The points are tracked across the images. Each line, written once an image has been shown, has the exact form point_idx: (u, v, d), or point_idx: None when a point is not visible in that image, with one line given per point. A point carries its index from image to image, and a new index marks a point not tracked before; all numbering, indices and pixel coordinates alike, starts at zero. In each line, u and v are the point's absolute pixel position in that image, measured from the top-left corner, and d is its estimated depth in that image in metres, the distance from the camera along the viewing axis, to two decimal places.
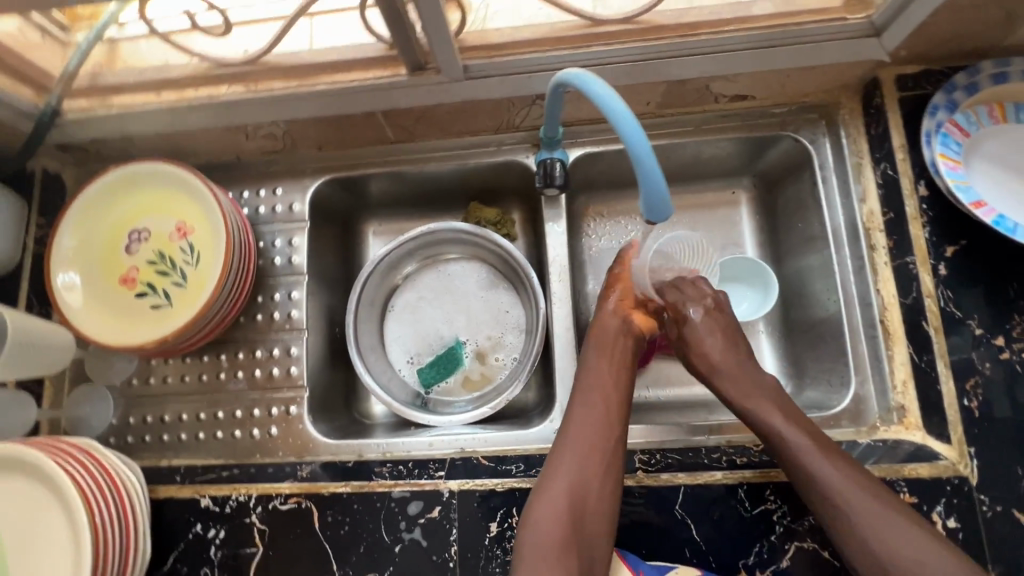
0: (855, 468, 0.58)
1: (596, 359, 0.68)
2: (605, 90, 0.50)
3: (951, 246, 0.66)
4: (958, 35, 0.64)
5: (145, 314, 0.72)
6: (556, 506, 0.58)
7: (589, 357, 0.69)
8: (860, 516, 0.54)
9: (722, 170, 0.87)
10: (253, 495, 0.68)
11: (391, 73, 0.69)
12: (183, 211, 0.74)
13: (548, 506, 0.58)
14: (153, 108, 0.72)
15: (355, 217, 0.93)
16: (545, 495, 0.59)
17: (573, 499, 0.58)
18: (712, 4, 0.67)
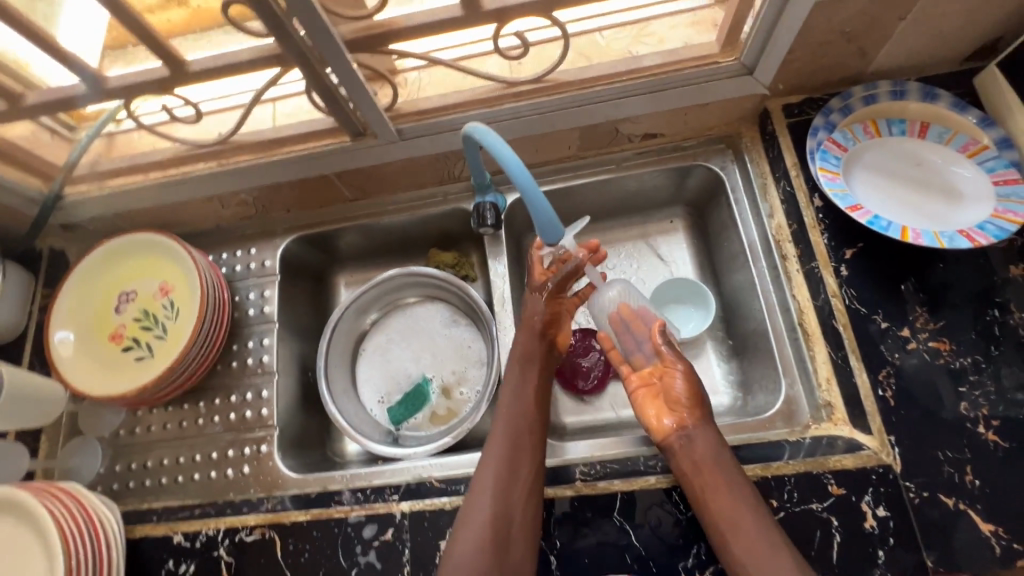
0: (749, 484, 0.62)
1: (513, 393, 0.73)
2: (495, 137, 0.60)
3: (849, 249, 0.71)
4: (821, 67, 0.73)
5: (129, 365, 0.80)
6: (479, 540, 0.62)
7: (510, 380, 0.75)
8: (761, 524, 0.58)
9: (655, 202, 0.95)
10: (221, 529, 0.72)
11: (338, 141, 0.80)
12: (165, 273, 0.84)
13: (471, 543, 0.62)
14: (140, 186, 0.83)
15: (327, 270, 1.02)
16: (466, 532, 0.63)
17: (495, 533, 0.62)
18: (610, 59, 0.76)
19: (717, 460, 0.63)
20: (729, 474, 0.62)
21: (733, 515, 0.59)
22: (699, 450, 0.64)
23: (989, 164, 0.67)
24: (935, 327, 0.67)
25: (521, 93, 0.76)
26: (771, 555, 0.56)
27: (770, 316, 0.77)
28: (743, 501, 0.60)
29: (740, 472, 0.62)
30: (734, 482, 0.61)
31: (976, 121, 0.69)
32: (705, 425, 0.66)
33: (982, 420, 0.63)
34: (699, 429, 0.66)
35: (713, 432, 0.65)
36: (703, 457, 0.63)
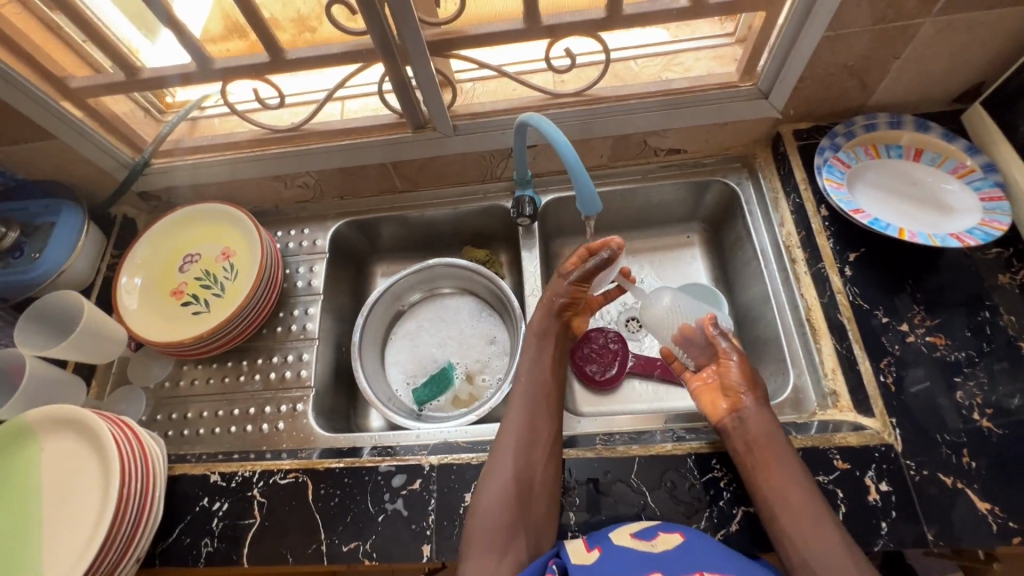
0: (796, 459, 0.64)
1: (531, 367, 0.78)
2: (551, 125, 0.70)
3: (853, 253, 0.80)
4: (827, 97, 0.84)
5: (187, 317, 0.87)
6: (502, 494, 0.65)
7: (528, 356, 0.79)
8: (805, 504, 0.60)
9: (673, 217, 1.04)
10: (256, 472, 0.76)
11: (400, 133, 0.90)
12: (228, 240, 0.93)
13: (495, 497, 0.64)
14: (217, 162, 0.94)
15: (367, 258, 1.10)
16: (490, 487, 0.66)
17: (517, 488, 0.65)
18: (642, 80, 0.88)
19: (763, 435, 0.66)
20: (777, 445, 0.65)
21: (779, 487, 0.62)
22: (755, 429, 0.67)
23: (976, 184, 0.76)
24: (931, 324, 0.74)
25: (564, 102, 0.87)
26: (815, 528, 0.58)
27: (781, 314, 0.84)
28: (790, 474, 0.62)
29: (785, 444, 0.65)
30: (783, 457, 0.64)
31: (963, 149, 0.79)
32: (757, 406, 0.69)
33: (977, 408, 0.68)
34: (751, 408, 0.69)
35: (768, 414, 0.69)
36: (758, 437, 0.66)
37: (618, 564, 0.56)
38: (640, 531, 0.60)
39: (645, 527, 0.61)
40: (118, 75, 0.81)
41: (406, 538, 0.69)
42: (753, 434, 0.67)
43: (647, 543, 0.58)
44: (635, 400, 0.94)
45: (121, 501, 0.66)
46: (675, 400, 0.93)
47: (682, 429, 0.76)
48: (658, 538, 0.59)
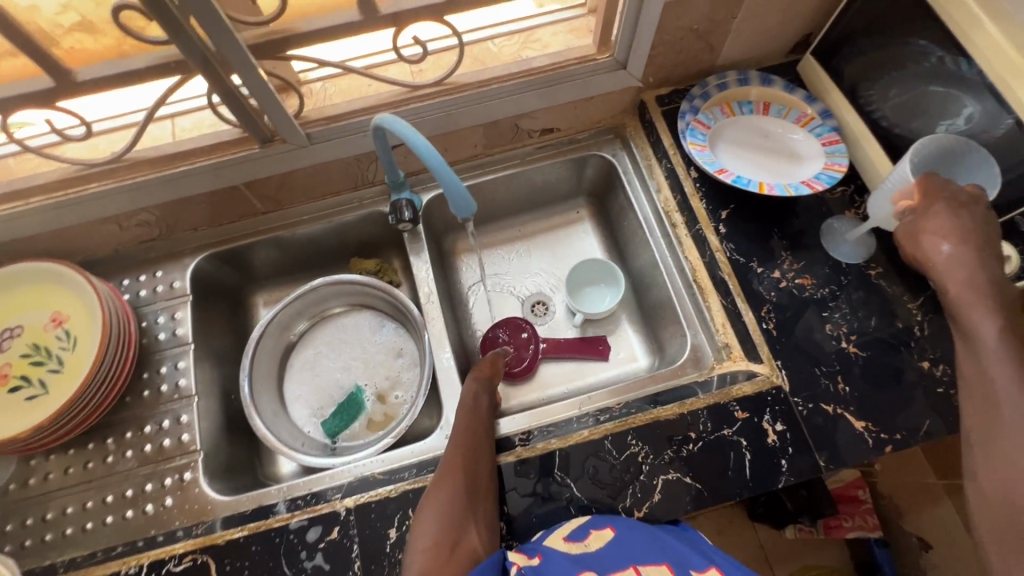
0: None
1: (472, 383, 0.77)
2: (404, 125, 0.65)
3: (724, 211, 0.84)
4: (680, 61, 0.86)
5: (19, 406, 0.73)
6: (449, 501, 0.61)
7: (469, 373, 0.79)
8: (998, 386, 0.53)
9: (560, 195, 1.04)
10: (144, 565, 0.68)
11: (246, 150, 0.80)
12: (56, 302, 0.78)
13: (444, 499, 0.62)
14: (18, 212, 0.77)
15: (243, 290, 0.99)
16: (440, 491, 0.62)
17: (467, 488, 0.63)
18: (503, 62, 0.84)
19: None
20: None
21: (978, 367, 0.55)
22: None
23: (817, 131, 0.83)
24: (798, 266, 0.80)
25: (424, 94, 0.82)
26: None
27: (671, 279, 0.86)
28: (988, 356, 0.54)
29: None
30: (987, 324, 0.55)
31: (802, 99, 0.85)
32: (964, 264, 0.58)
33: (844, 336, 0.75)
34: (950, 264, 0.59)
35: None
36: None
37: (555, 565, 0.54)
38: (571, 534, 0.59)
39: (577, 528, 0.60)
40: None
41: None
42: (963, 298, 0.57)
43: (579, 544, 0.57)
44: (552, 383, 0.94)
45: None
46: (589, 377, 0.94)
47: (597, 411, 0.76)
48: (590, 538, 0.58)
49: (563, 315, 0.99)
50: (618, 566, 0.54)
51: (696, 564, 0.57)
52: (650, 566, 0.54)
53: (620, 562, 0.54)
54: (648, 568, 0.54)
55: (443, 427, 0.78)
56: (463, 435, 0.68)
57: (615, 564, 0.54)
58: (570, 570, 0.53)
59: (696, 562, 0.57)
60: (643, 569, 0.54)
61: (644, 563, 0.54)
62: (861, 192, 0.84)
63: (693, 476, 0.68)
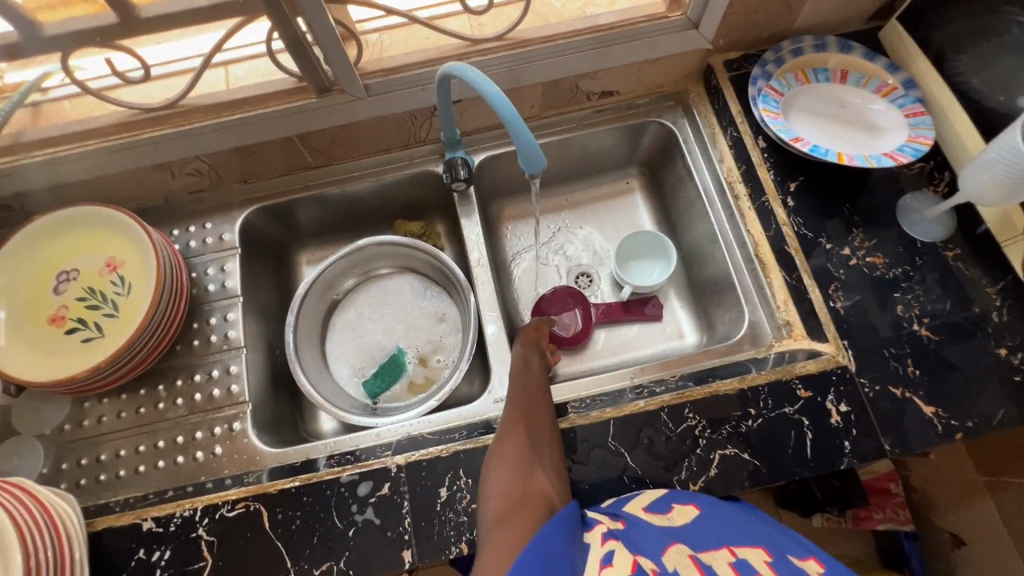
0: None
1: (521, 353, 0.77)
2: (475, 72, 0.62)
3: (793, 182, 0.80)
4: (756, 22, 0.81)
5: (76, 348, 0.73)
6: (514, 448, 0.59)
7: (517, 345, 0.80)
8: None
9: (612, 164, 1.00)
10: (198, 508, 0.67)
11: (302, 100, 0.78)
12: (111, 248, 0.78)
13: (508, 447, 0.59)
14: (75, 154, 0.76)
15: (288, 247, 0.98)
16: (504, 440, 0.60)
17: (531, 439, 0.60)
18: (569, 18, 0.81)
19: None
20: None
21: None
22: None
23: (899, 102, 0.78)
24: (870, 244, 0.76)
25: (486, 48, 0.78)
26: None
27: (729, 252, 0.83)
28: None
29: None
30: None
31: (884, 67, 0.80)
32: None
33: (915, 319, 0.72)
34: None
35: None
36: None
37: (641, 532, 0.49)
38: (652, 505, 0.55)
39: (657, 501, 0.56)
40: None
41: (384, 548, 0.64)
42: None
43: (662, 516, 0.53)
44: (596, 355, 0.92)
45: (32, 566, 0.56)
46: (635, 353, 0.92)
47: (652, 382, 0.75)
48: (674, 512, 0.54)
49: (609, 287, 0.97)
50: (710, 546, 0.48)
51: (793, 550, 0.48)
52: (746, 548, 0.48)
53: (711, 542, 0.48)
54: (744, 550, 0.47)
55: (491, 393, 0.78)
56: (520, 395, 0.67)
57: (707, 541, 0.49)
58: (657, 539, 0.48)
59: (794, 549, 0.48)
60: (738, 551, 0.47)
61: (738, 544, 0.48)
62: (941, 169, 0.79)
63: (752, 453, 0.67)
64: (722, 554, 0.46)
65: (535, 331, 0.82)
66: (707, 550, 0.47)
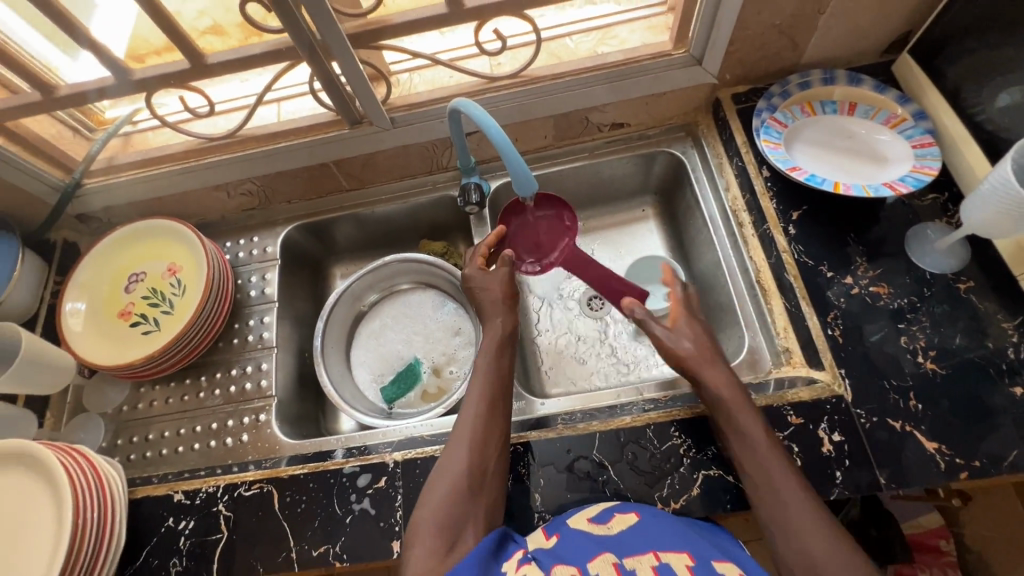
0: (758, 416, 0.64)
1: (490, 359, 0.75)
2: (478, 109, 0.69)
3: (796, 211, 0.81)
4: (761, 58, 0.84)
5: (137, 339, 0.85)
6: (452, 490, 0.62)
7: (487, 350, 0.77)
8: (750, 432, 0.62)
9: (626, 192, 1.04)
10: (221, 486, 0.75)
11: (338, 131, 0.89)
12: (173, 255, 0.91)
13: (446, 490, 0.62)
14: (152, 175, 0.91)
15: (324, 261, 1.09)
16: (443, 481, 0.63)
17: (469, 480, 0.63)
18: (578, 57, 0.87)
19: (706, 355, 0.70)
20: (712, 357, 0.70)
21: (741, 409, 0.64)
22: (690, 357, 0.70)
23: (907, 132, 0.78)
24: (874, 274, 0.75)
25: (501, 85, 0.86)
26: (780, 480, 0.59)
27: (732, 279, 0.84)
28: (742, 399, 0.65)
29: (728, 371, 0.68)
30: (720, 371, 0.68)
31: (894, 99, 0.80)
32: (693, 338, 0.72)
33: (921, 351, 0.70)
34: (682, 335, 0.73)
35: (706, 339, 0.72)
36: (696, 368, 0.69)
37: (572, 544, 0.55)
38: (596, 516, 0.60)
39: (602, 512, 0.61)
40: (33, 96, 0.78)
41: (375, 536, 0.69)
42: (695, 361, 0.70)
43: (602, 526, 0.58)
44: (600, 374, 0.93)
45: (80, 518, 0.66)
46: (641, 373, 0.92)
47: (643, 401, 0.76)
48: (614, 521, 0.59)
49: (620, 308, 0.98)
50: (637, 550, 0.52)
51: (715, 554, 0.52)
52: (671, 552, 0.51)
53: (640, 547, 0.52)
54: (669, 554, 0.51)
55: None
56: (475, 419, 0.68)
57: (634, 547, 0.52)
58: (586, 549, 0.53)
59: (715, 553, 0.52)
60: (663, 555, 0.51)
61: (665, 549, 0.52)
62: (956, 201, 0.77)
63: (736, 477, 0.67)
64: (647, 558, 0.50)
65: (507, 304, 0.80)
66: (632, 556, 0.51)
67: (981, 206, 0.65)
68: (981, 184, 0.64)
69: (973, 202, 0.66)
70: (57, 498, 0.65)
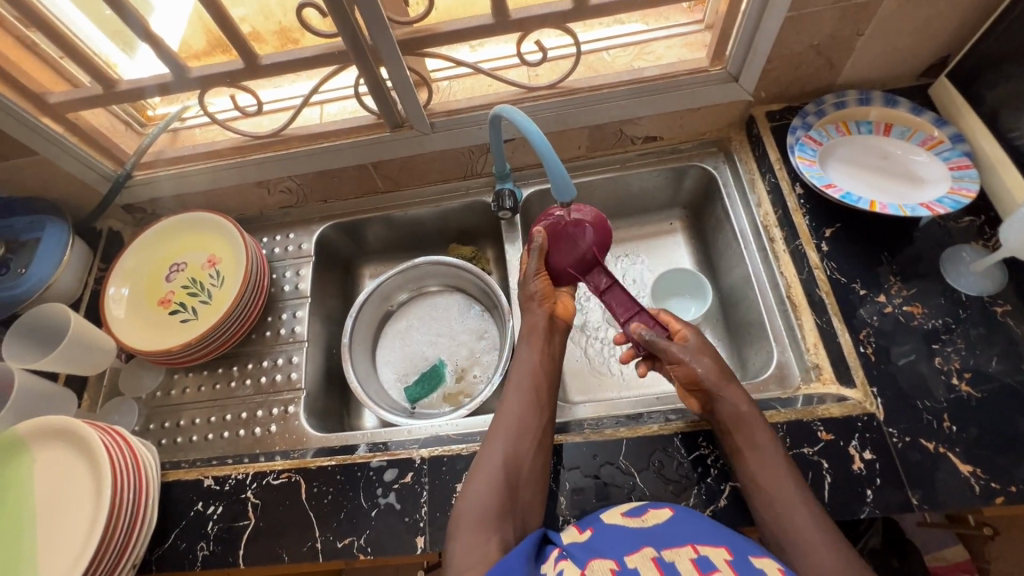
0: (770, 432, 0.64)
1: (525, 359, 0.76)
2: (521, 114, 0.71)
3: (828, 229, 0.81)
4: (797, 77, 0.85)
5: (176, 326, 0.88)
6: (491, 484, 0.63)
7: (523, 350, 0.78)
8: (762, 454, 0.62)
9: (656, 204, 1.05)
10: (250, 474, 0.77)
11: (378, 134, 0.91)
12: (214, 247, 0.94)
13: (487, 483, 0.63)
14: (198, 170, 0.94)
15: (355, 260, 1.11)
16: (481, 474, 0.64)
17: (508, 475, 0.64)
18: (615, 71, 0.89)
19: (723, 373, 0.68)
20: (731, 378, 0.67)
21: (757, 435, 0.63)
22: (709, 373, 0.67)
23: (944, 155, 0.79)
24: (908, 293, 0.75)
25: (539, 95, 0.88)
26: (786, 489, 0.59)
27: (762, 293, 0.84)
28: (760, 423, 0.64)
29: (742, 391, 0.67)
30: (732, 391, 0.66)
31: (931, 121, 0.81)
32: (706, 356, 0.69)
33: (955, 373, 0.69)
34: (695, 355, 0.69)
35: (714, 357, 0.70)
36: (713, 384, 0.66)
37: (612, 540, 0.57)
38: (630, 510, 0.61)
39: (635, 506, 0.62)
40: (95, 89, 0.82)
41: (400, 531, 0.70)
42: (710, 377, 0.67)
43: (636, 519, 0.59)
44: (625, 384, 0.93)
45: (117, 496, 0.67)
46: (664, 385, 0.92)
47: (670, 410, 0.76)
48: (648, 514, 0.60)
49: None
50: (675, 543, 0.54)
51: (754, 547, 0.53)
52: (708, 546, 0.53)
53: (678, 540, 0.54)
54: (706, 548, 0.53)
55: None
56: (515, 415, 0.69)
57: (671, 540, 0.54)
58: (625, 544, 0.55)
59: (753, 548, 0.53)
60: (701, 549, 0.53)
61: (702, 543, 0.54)
62: (992, 224, 0.77)
63: None
64: (685, 551, 0.52)
65: (541, 317, 0.80)
66: (671, 548, 0.53)
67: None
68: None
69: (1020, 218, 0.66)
70: (98, 475, 0.67)
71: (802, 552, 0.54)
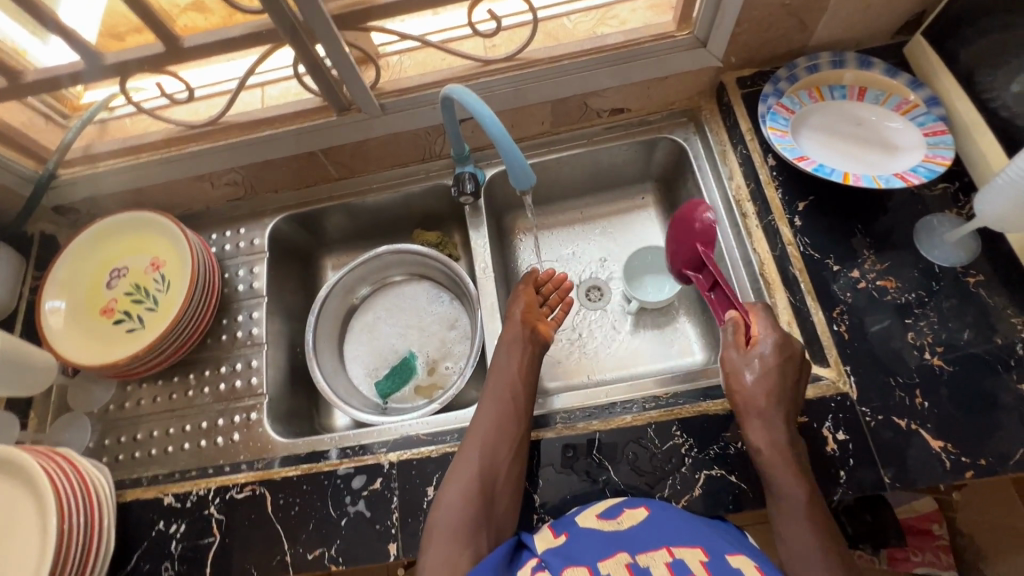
0: (802, 476, 0.60)
1: (501, 364, 0.75)
2: (473, 97, 0.66)
3: (801, 202, 0.78)
4: (767, 40, 0.80)
5: (121, 337, 0.82)
6: (464, 493, 0.62)
7: (500, 356, 0.76)
8: (782, 490, 0.60)
9: (626, 180, 1.01)
10: (212, 488, 0.74)
11: (326, 118, 0.85)
12: (156, 249, 0.87)
13: (461, 496, 0.62)
14: (130, 165, 0.87)
15: (314, 252, 1.06)
16: (455, 485, 0.63)
17: (483, 487, 0.63)
18: (576, 40, 0.83)
19: (766, 399, 0.63)
20: (766, 408, 0.63)
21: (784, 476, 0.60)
22: (744, 396, 0.65)
23: (919, 119, 0.75)
24: (881, 267, 0.73)
25: (495, 69, 0.82)
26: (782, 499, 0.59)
27: (735, 271, 0.82)
28: (790, 461, 0.61)
29: (782, 416, 0.63)
30: (772, 422, 0.62)
31: (906, 84, 0.77)
32: (756, 373, 0.65)
33: (928, 347, 0.68)
34: (743, 372, 0.66)
35: (774, 375, 0.64)
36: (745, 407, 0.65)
37: (585, 544, 0.55)
38: (604, 512, 0.59)
39: (610, 506, 0.61)
40: None
41: (371, 539, 0.68)
42: (748, 402, 0.65)
43: (612, 522, 0.57)
44: (601, 368, 0.90)
45: (65, 526, 0.64)
46: (641, 367, 0.90)
47: (645, 398, 0.74)
48: (623, 516, 0.58)
49: (616, 300, 0.96)
50: (650, 546, 0.53)
51: (728, 547, 0.52)
52: (685, 548, 0.51)
53: (652, 542, 0.53)
54: (682, 550, 0.51)
55: None
56: (489, 424, 0.68)
57: (647, 542, 0.53)
58: (599, 548, 0.54)
59: (727, 546, 0.52)
60: (676, 551, 0.51)
61: (678, 544, 0.52)
62: (966, 190, 0.75)
63: (738, 476, 0.66)
64: (660, 554, 0.51)
65: (522, 330, 0.79)
66: (646, 551, 0.52)
67: (1004, 192, 0.62)
68: (1009, 167, 0.60)
69: (997, 188, 0.63)
70: (41, 506, 0.63)
71: (791, 555, 0.57)
